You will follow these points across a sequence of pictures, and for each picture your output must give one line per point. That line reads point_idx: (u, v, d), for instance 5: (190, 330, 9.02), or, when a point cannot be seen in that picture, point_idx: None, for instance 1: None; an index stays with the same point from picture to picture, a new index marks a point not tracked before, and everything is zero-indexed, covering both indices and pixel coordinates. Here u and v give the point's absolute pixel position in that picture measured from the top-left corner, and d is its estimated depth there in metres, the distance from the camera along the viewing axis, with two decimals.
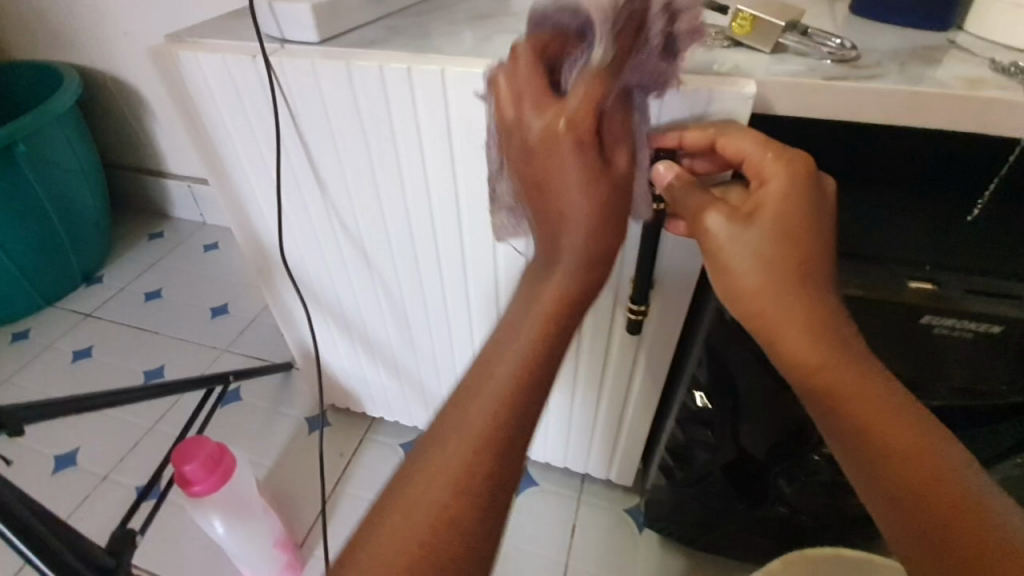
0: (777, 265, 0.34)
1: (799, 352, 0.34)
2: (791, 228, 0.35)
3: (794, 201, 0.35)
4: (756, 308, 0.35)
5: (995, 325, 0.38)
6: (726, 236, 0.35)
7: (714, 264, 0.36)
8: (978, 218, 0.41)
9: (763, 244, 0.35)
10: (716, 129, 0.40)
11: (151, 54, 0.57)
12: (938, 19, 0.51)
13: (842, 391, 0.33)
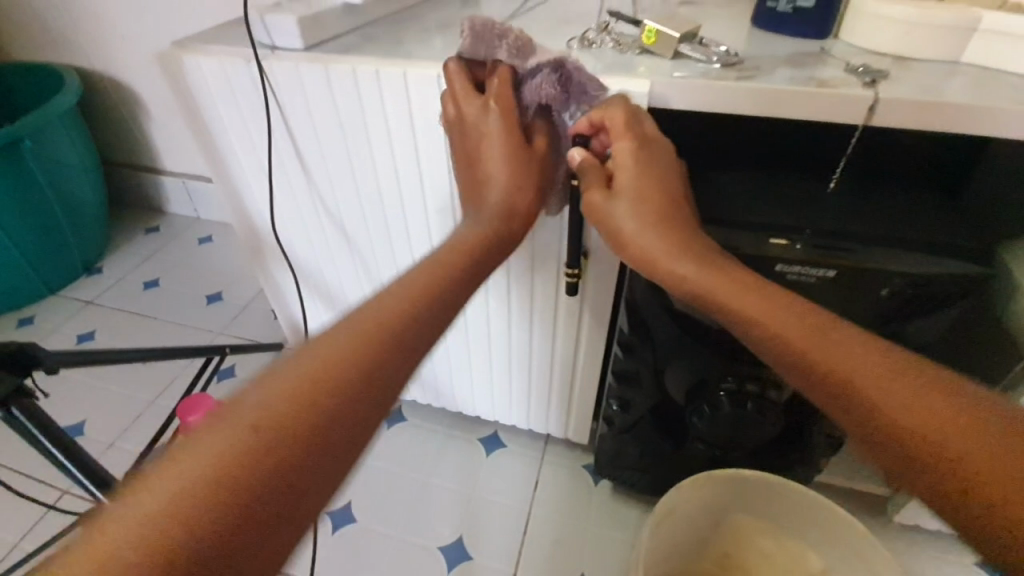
0: (641, 213, 0.45)
1: (667, 275, 0.44)
2: (645, 185, 0.46)
3: (641, 162, 0.47)
4: (632, 252, 0.45)
5: (830, 270, 0.49)
6: (603, 203, 0.46)
7: (603, 226, 0.47)
8: (836, 191, 0.55)
9: (629, 203, 0.46)
10: (602, 109, 0.49)
11: (159, 60, 0.67)
12: (817, 29, 0.61)
13: (729, 299, 0.41)
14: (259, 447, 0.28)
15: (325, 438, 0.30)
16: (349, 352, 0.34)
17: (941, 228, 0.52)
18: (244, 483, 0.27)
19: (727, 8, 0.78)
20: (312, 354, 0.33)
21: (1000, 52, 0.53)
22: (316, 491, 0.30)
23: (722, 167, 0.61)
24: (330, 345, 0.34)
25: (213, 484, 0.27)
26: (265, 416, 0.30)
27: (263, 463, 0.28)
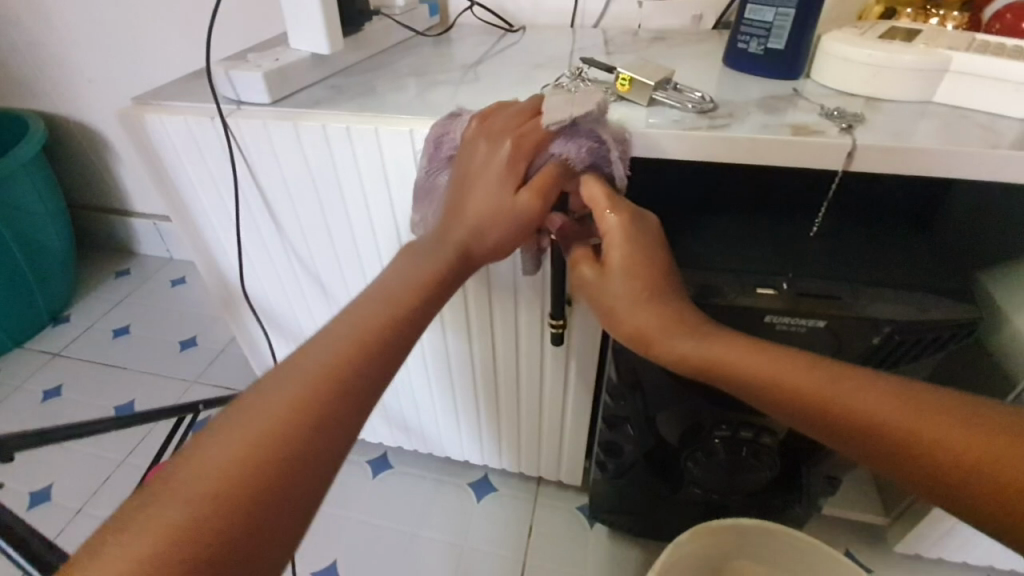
0: (637, 285, 0.43)
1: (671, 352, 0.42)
2: (638, 262, 0.43)
3: (626, 238, 0.43)
4: (628, 326, 0.43)
5: (819, 320, 0.48)
6: (598, 285, 0.44)
7: (600, 307, 0.45)
8: (817, 234, 0.55)
9: (622, 284, 0.43)
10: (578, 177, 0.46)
11: (120, 119, 0.64)
12: (788, 70, 0.61)
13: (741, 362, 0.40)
14: (199, 514, 0.28)
15: (290, 472, 0.31)
16: (287, 407, 0.33)
17: (926, 269, 0.51)
18: (200, 549, 0.28)
19: (698, 46, 0.79)
20: (242, 424, 0.32)
21: (969, 93, 0.53)
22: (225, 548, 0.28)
23: (703, 210, 0.60)
24: (263, 402, 0.33)
25: (175, 546, 0.27)
26: (202, 478, 0.30)
27: (226, 515, 0.29)
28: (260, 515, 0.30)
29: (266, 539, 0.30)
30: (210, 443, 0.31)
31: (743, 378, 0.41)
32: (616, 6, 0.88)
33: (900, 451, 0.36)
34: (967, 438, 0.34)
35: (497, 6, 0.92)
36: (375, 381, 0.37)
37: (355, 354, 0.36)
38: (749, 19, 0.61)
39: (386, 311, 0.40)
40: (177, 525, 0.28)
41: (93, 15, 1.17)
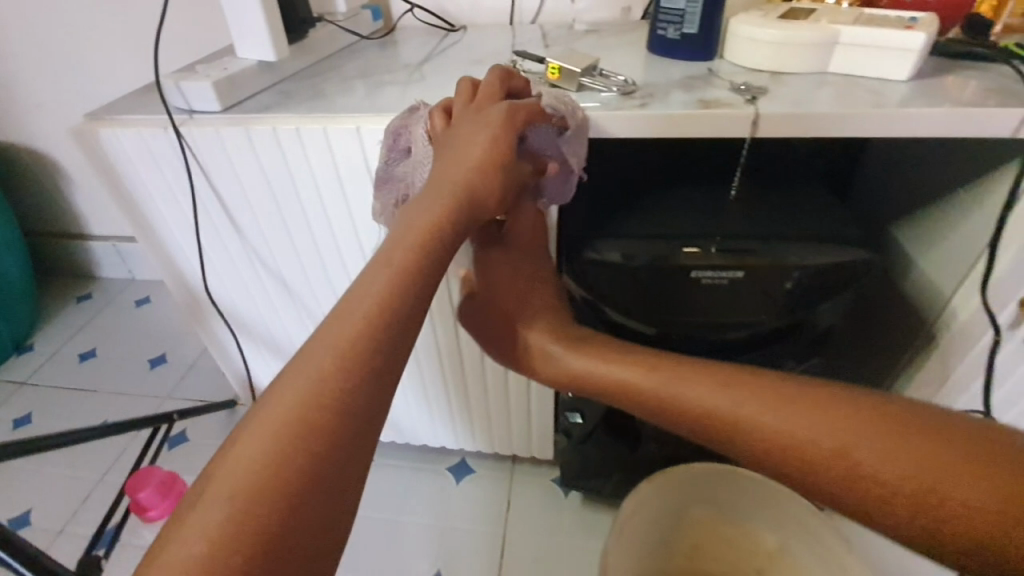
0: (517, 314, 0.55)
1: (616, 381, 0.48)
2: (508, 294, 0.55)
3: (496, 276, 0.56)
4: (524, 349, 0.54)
5: (737, 271, 0.54)
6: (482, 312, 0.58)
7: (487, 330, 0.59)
8: (736, 198, 0.61)
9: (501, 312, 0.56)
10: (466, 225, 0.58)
11: (73, 134, 0.66)
12: (703, 52, 0.67)
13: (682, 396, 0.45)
14: (252, 495, 0.30)
15: (315, 465, 0.32)
16: (298, 408, 0.33)
17: (830, 220, 0.58)
18: (245, 550, 0.29)
19: (627, 35, 0.84)
20: (260, 430, 0.33)
21: (857, 62, 0.60)
22: (280, 524, 0.30)
23: (635, 184, 0.65)
24: (277, 405, 0.34)
25: (237, 532, 0.29)
26: (234, 486, 0.31)
27: (265, 514, 0.30)
28: (297, 509, 0.31)
29: (305, 532, 0.31)
30: (252, 428, 0.33)
31: (680, 411, 0.45)
32: (550, 3, 0.94)
33: (831, 477, 0.38)
34: (899, 465, 0.36)
35: (438, 8, 0.96)
36: (383, 362, 0.36)
37: (362, 340, 0.36)
38: (664, 8, 0.67)
39: (386, 288, 0.39)
40: (229, 519, 0.30)
41: (36, 37, 1.16)
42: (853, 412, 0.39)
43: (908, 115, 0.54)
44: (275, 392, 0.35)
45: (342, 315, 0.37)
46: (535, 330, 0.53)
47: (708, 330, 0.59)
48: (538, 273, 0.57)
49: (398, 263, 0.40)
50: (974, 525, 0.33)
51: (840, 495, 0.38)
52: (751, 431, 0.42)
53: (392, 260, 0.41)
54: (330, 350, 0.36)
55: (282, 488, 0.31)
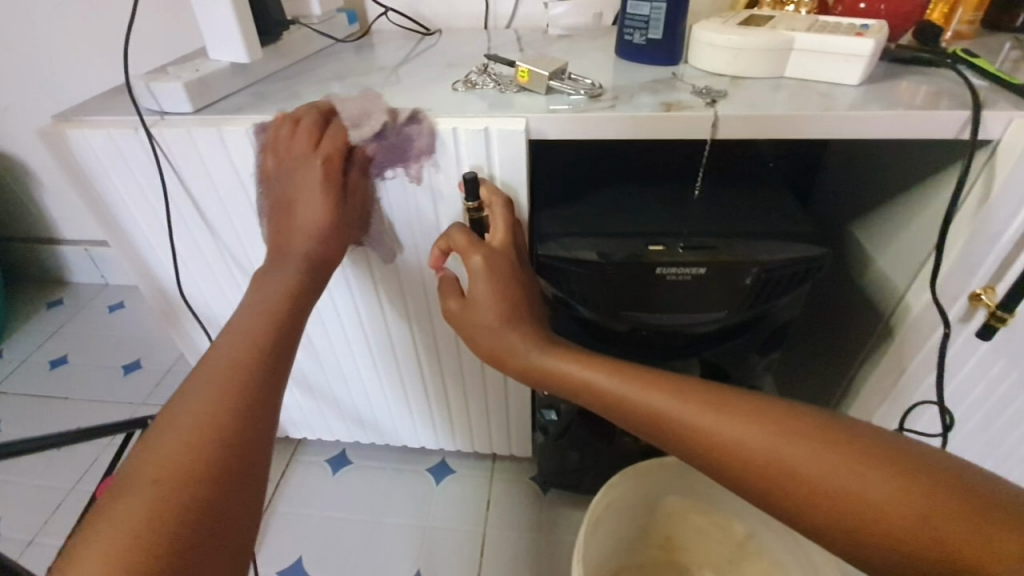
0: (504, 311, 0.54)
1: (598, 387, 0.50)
2: (501, 289, 0.55)
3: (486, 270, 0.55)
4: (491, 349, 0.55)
5: (701, 268, 0.55)
6: (462, 316, 0.57)
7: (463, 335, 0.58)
8: (701, 197, 0.63)
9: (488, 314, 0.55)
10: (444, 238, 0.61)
11: (41, 135, 0.65)
12: (668, 57, 0.69)
13: (656, 404, 0.47)
14: (164, 487, 0.37)
15: (227, 450, 0.40)
16: (210, 409, 0.42)
17: (791, 217, 0.60)
18: (168, 524, 0.35)
19: (598, 40, 0.86)
20: (172, 436, 0.40)
21: (813, 67, 0.62)
22: (193, 511, 0.37)
23: (605, 184, 0.67)
24: (187, 413, 0.41)
25: (156, 519, 0.35)
26: (157, 478, 0.37)
27: (185, 492, 0.37)
28: (210, 488, 0.38)
29: (225, 504, 0.38)
30: (160, 439, 0.39)
31: (657, 419, 0.47)
32: (523, 8, 0.95)
33: (800, 491, 0.41)
34: (877, 480, 0.39)
35: (413, 12, 0.97)
36: (274, 373, 0.47)
37: (248, 361, 0.46)
38: (630, 14, 0.68)
39: (265, 326, 0.49)
40: (144, 512, 0.35)
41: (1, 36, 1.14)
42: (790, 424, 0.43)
43: (859, 117, 0.57)
44: (175, 412, 0.41)
45: (228, 345, 0.47)
46: (515, 340, 0.53)
47: (676, 325, 0.60)
48: (518, 280, 0.56)
49: (275, 303, 0.52)
50: (887, 523, 0.37)
51: (804, 513, 0.41)
52: (719, 442, 0.44)
53: (267, 303, 0.52)
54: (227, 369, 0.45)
55: (196, 472, 0.38)
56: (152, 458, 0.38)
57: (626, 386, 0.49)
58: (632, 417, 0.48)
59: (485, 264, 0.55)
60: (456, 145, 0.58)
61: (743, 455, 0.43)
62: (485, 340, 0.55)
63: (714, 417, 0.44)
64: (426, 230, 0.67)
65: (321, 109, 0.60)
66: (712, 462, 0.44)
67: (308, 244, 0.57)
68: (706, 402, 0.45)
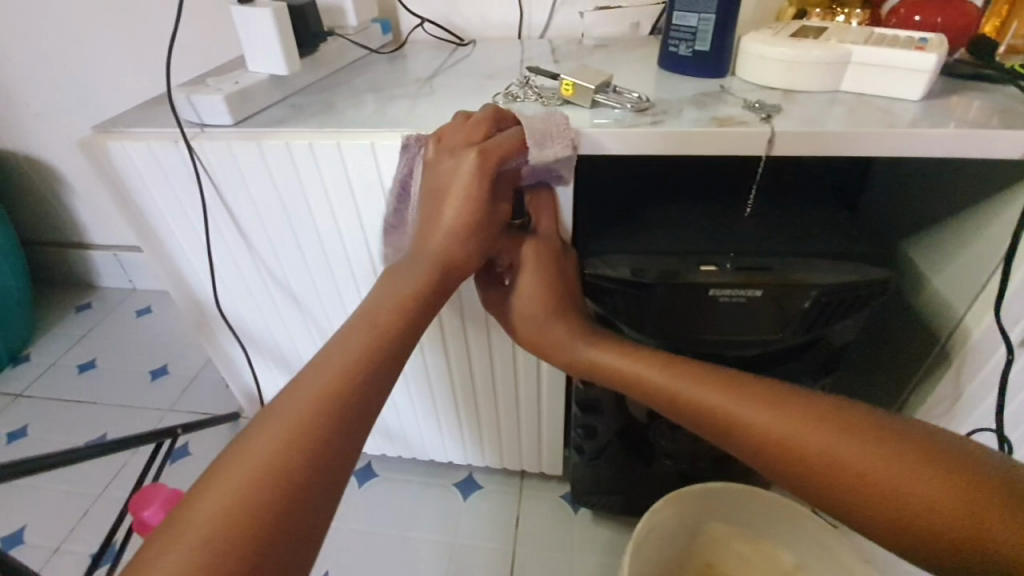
0: (545, 302, 0.55)
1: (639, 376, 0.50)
2: (546, 284, 0.55)
3: (531, 265, 0.55)
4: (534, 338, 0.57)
5: (755, 290, 0.54)
6: (505, 306, 0.58)
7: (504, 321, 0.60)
8: (751, 215, 0.61)
9: (530, 305, 0.55)
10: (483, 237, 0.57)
11: (82, 146, 0.65)
12: (715, 69, 0.67)
13: (698, 396, 0.47)
14: (250, 495, 0.34)
15: (314, 466, 0.36)
16: (301, 419, 0.38)
17: (846, 237, 0.58)
18: (242, 543, 0.32)
19: (637, 51, 0.85)
20: (263, 443, 0.36)
21: (870, 80, 0.60)
22: (270, 530, 0.33)
23: (649, 200, 0.65)
24: (276, 419, 0.38)
25: (225, 530, 0.32)
26: (238, 487, 0.34)
27: (264, 499, 0.34)
28: (290, 506, 0.34)
29: (299, 527, 0.34)
30: (257, 437, 0.37)
31: (700, 411, 0.47)
32: (558, 18, 0.94)
33: (855, 496, 0.38)
34: (934, 485, 0.36)
35: (447, 22, 0.97)
36: (371, 393, 0.41)
37: (353, 370, 0.41)
38: (676, 25, 0.67)
39: (376, 339, 0.44)
40: (224, 517, 0.33)
41: (38, 46, 1.16)
42: (843, 419, 0.41)
43: (923, 134, 0.54)
44: (278, 408, 0.39)
45: (342, 347, 0.43)
46: (561, 331, 0.55)
47: (725, 347, 0.59)
48: (564, 272, 0.56)
49: (392, 312, 0.46)
50: (947, 529, 0.35)
51: (855, 514, 0.39)
52: (766, 438, 0.43)
53: (385, 309, 0.46)
54: (327, 381, 0.40)
55: (280, 489, 0.34)
56: (247, 458, 0.35)
57: (669, 377, 0.49)
58: (674, 408, 0.48)
59: (534, 257, 0.55)
60: None
61: (792, 453, 0.41)
62: (530, 332, 0.56)
63: (768, 414, 0.43)
64: None
65: (494, 113, 0.54)
66: (760, 457, 0.43)
67: (437, 247, 0.51)
68: (754, 398, 0.45)
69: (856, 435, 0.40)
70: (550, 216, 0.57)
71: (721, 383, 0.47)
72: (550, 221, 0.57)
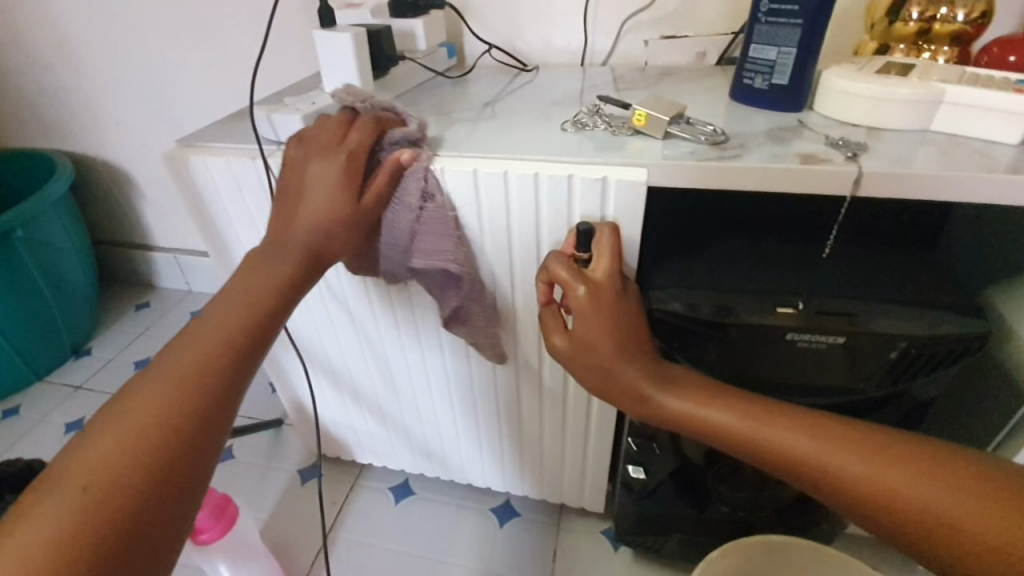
0: (618, 346, 0.52)
1: (714, 421, 0.49)
2: (616, 325, 0.53)
3: (600, 311, 0.52)
4: (600, 383, 0.54)
5: (839, 336, 0.52)
6: (570, 353, 0.55)
7: (568, 365, 0.57)
8: (831, 255, 0.58)
9: (605, 349, 0.53)
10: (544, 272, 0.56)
11: (166, 160, 0.68)
12: (792, 103, 0.66)
13: (778, 441, 0.46)
14: (120, 470, 0.36)
15: (144, 497, 0.36)
16: (116, 466, 0.36)
17: (934, 284, 0.55)
18: (102, 512, 0.34)
19: (705, 81, 0.83)
20: (100, 449, 0.36)
21: (962, 122, 0.58)
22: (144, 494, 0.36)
23: (718, 235, 0.63)
24: (64, 486, 0.34)
25: (97, 497, 0.34)
26: (65, 498, 0.34)
27: (134, 470, 0.36)
28: (146, 502, 0.36)
29: (177, 490, 0.38)
30: (138, 409, 0.39)
31: (780, 457, 0.46)
32: (623, 45, 0.94)
33: (947, 544, 0.39)
34: None
35: (512, 48, 0.98)
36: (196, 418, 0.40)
37: (205, 367, 0.42)
38: (754, 58, 0.66)
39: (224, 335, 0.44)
40: (86, 489, 0.34)
41: (123, 61, 1.24)
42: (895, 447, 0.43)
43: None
44: (138, 393, 0.40)
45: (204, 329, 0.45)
46: (631, 377, 0.52)
47: (797, 391, 0.57)
48: (628, 315, 0.53)
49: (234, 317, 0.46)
50: None
51: (948, 561, 0.39)
52: (846, 482, 0.43)
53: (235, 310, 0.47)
54: (131, 427, 0.38)
55: (110, 524, 0.34)
56: (121, 428, 0.38)
57: (745, 420, 0.48)
58: (753, 454, 0.48)
59: (587, 298, 0.53)
60: (570, 192, 0.57)
61: (883, 500, 0.41)
62: (596, 379, 0.54)
63: (852, 458, 0.43)
64: (525, 271, 0.65)
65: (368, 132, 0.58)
66: (846, 502, 0.43)
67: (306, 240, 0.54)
68: (833, 442, 0.44)
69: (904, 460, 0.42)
70: (612, 255, 0.55)
71: (799, 429, 0.46)
72: (611, 262, 0.55)
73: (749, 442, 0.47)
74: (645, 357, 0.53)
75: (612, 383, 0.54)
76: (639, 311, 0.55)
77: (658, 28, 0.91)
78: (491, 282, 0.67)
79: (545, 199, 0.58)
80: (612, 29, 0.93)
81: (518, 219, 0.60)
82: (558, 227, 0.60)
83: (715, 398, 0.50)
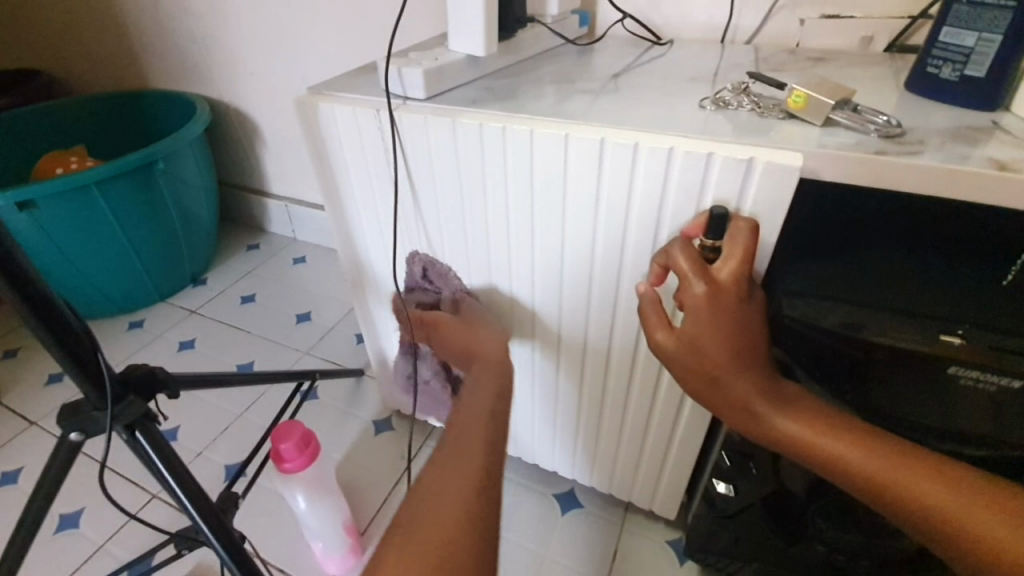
0: (736, 350, 0.50)
1: (792, 428, 0.48)
2: (735, 327, 0.50)
3: (719, 312, 0.50)
4: (697, 386, 0.53)
5: (1018, 380, 0.43)
6: (671, 352, 0.53)
7: (667, 363, 0.55)
8: (1013, 282, 0.49)
9: (718, 353, 0.50)
10: (660, 258, 0.55)
11: (312, 158, 0.74)
12: (984, 100, 0.55)
13: (865, 463, 0.44)
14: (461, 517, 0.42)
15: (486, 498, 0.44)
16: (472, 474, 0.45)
17: None
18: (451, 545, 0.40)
19: (870, 68, 0.73)
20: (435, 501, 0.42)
21: None
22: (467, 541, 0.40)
23: (869, 242, 0.55)
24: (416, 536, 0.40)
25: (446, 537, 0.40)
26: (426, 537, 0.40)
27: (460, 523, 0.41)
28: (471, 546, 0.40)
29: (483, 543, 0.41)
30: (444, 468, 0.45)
31: (860, 475, 0.45)
32: (771, 24, 0.85)
33: None
34: None
35: (648, 20, 0.92)
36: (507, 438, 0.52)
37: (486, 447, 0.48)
38: (943, 43, 0.56)
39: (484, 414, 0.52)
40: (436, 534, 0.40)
41: (264, 15, 1.32)
42: (892, 447, 0.45)
43: None
44: (444, 458, 0.46)
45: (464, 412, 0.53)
46: (739, 385, 0.50)
47: (941, 433, 0.50)
48: (750, 322, 0.50)
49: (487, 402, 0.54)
50: None
51: None
52: (936, 514, 0.41)
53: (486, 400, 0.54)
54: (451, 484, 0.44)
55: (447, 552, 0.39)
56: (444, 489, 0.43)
57: (827, 431, 0.47)
58: (830, 466, 0.46)
59: (706, 298, 0.50)
60: (705, 171, 0.52)
61: (961, 532, 0.40)
62: (701, 386, 0.53)
63: (942, 489, 0.41)
64: (639, 257, 0.61)
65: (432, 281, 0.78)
66: (924, 532, 0.42)
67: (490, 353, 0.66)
68: (920, 471, 0.43)
69: (903, 459, 0.44)
70: (740, 259, 0.50)
71: (886, 453, 0.44)
72: (739, 265, 0.50)
73: (831, 454, 0.46)
74: (758, 366, 0.50)
75: (704, 386, 0.52)
76: (762, 319, 0.51)
77: (818, 6, 0.81)
78: (596, 263, 0.64)
79: (675, 177, 0.53)
80: (764, 4, 0.84)
81: (640, 199, 0.56)
82: (684, 210, 0.55)
83: (803, 411, 0.49)
